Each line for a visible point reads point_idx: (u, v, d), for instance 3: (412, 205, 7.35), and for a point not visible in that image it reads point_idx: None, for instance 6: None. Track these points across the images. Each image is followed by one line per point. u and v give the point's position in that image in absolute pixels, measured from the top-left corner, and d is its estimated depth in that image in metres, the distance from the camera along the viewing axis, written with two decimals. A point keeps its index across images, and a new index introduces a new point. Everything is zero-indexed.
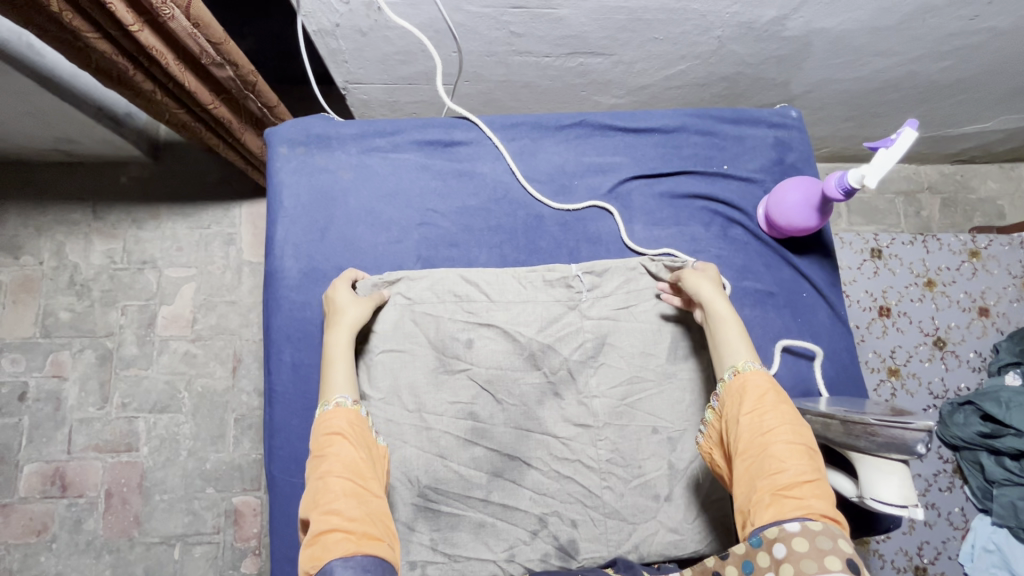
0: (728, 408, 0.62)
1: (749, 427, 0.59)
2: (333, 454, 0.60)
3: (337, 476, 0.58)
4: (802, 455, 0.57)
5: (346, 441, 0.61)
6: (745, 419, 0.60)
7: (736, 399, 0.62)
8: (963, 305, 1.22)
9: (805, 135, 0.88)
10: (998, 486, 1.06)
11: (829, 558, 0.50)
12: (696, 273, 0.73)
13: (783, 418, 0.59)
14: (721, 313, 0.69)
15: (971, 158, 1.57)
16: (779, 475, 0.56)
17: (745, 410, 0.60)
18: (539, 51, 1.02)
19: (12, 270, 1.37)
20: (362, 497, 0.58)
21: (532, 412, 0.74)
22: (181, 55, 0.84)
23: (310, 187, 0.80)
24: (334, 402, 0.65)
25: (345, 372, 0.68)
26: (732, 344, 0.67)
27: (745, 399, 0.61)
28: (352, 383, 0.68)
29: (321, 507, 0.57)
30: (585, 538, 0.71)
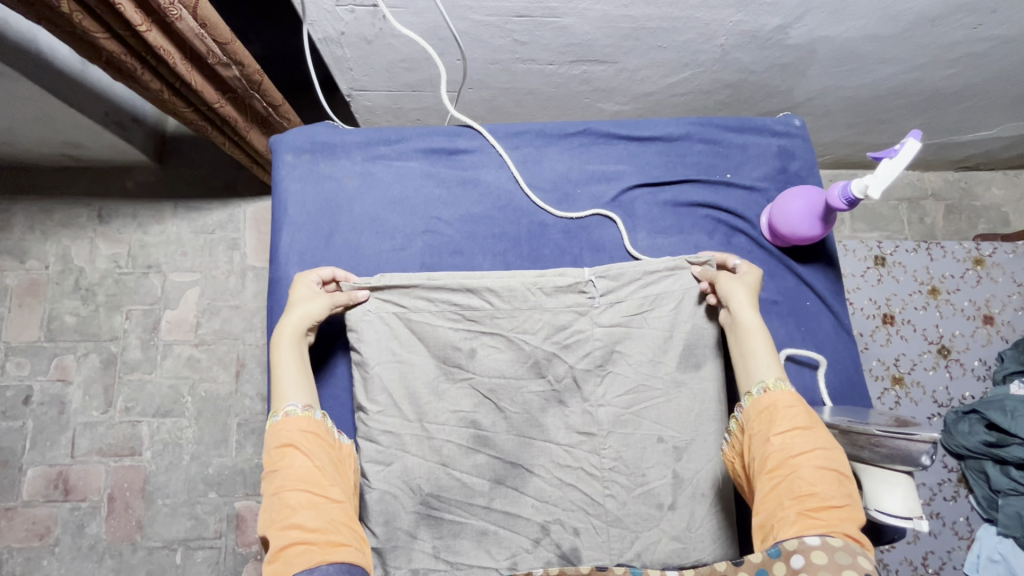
0: (757, 425, 0.62)
1: (779, 447, 0.59)
2: (287, 466, 0.60)
3: (294, 489, 0.58)
4: (833, 478, 0.57)
5: (299, 452, 0.61)
6: (774, 438, 0.60)
7: (765, 417, 0.62)
8: (967, 313, 1.22)
9: (809, 143, 0.88)
10: (1003, 495, 1.06)
11: (847, 573, 0.51)
12: (737, 280, 0.73)
13: (815, 441, 0.59)
14: (753, 325, 0.70)
15: (976, 164, 1.57)
16: (808, 495, 0.56)
17: (776, 430, 0.60)
18: (543, 59, 1.02)
19: (18, 274, 1.38)
20: (322, 505, 0.59)
21: (535, 419, 0.74)
22: (188, 54, 0.85)
23: (315, 194, 0.80)
24: (283, 412, 0.64)
25: (294, 379, 0.67)
26: (761, 359, 0.67)
27: (777, 419, 0.61)
28: (302, 389, 0.67)
29: (280, 523, 0.57)
30: (588, 546, 0.71)
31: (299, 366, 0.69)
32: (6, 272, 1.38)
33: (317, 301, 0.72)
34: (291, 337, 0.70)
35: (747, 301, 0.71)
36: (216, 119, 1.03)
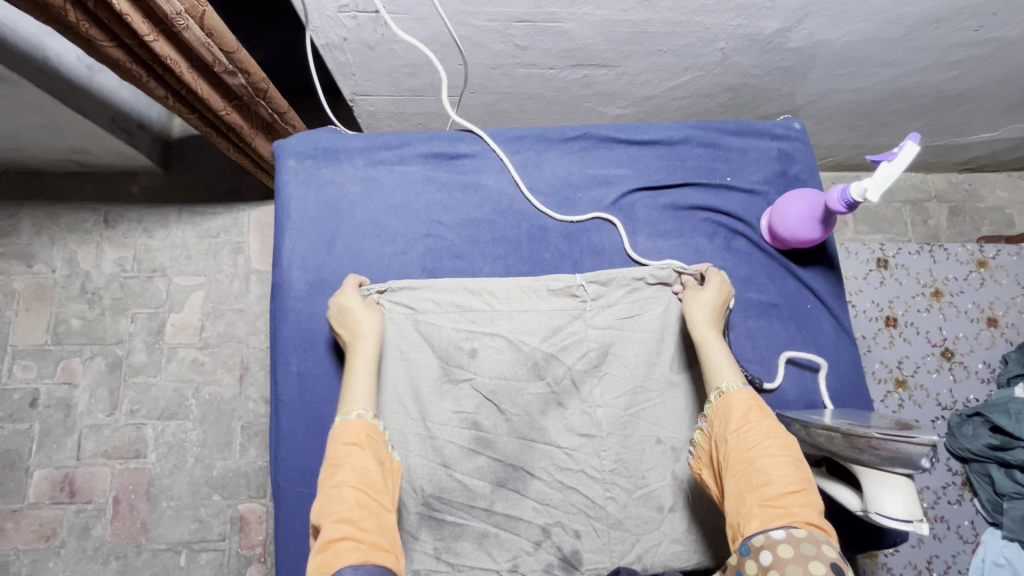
0: (718, 427, 0.64)
1: (738, 444, 0.60)
2: (352, 462, 0.60)
3: (353, 485, 0.58)
4: (790, 466, 0.57)
5: (363, 452, 0.61)
6: (733, 437, 0.61)
7: (724, 417, 0.63)
8: (970, 316, 1.21)
9: (809, 146, 0.88)
10: (1008, 499, 1.06)
11: (814, 563, 0.51)
12: (695, 294, 0.75)
13: (768, 432, 0.60)
14: (709, 334, 0.72)
15: (979, 166, 1.57)
16: (767, 488, 0.56)
17: (732, 427, 0.61)
18: (544, 63, 1.03)
19: (25, 278, 1.40)
20: (374, 509, 0.58)
21: (536, 421, 0.74)
22: (195, 63, 0.86)
23: (317, 200, 0.80)
24: (355, 413, 0.65)
25: (366, 382, 0.69)
26: (717, 366, 0.69)
27: (731, 417, 0.62)
28: (372, 394, 0.69)
29: (333, 516, 0.56)
30: (589, 548, 0.72)
31: (372, 372, 0.70)
32: (13, 276, 1.40)
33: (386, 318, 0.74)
34: (362, 340, 0.71)
35: (702, 313, 0.73)
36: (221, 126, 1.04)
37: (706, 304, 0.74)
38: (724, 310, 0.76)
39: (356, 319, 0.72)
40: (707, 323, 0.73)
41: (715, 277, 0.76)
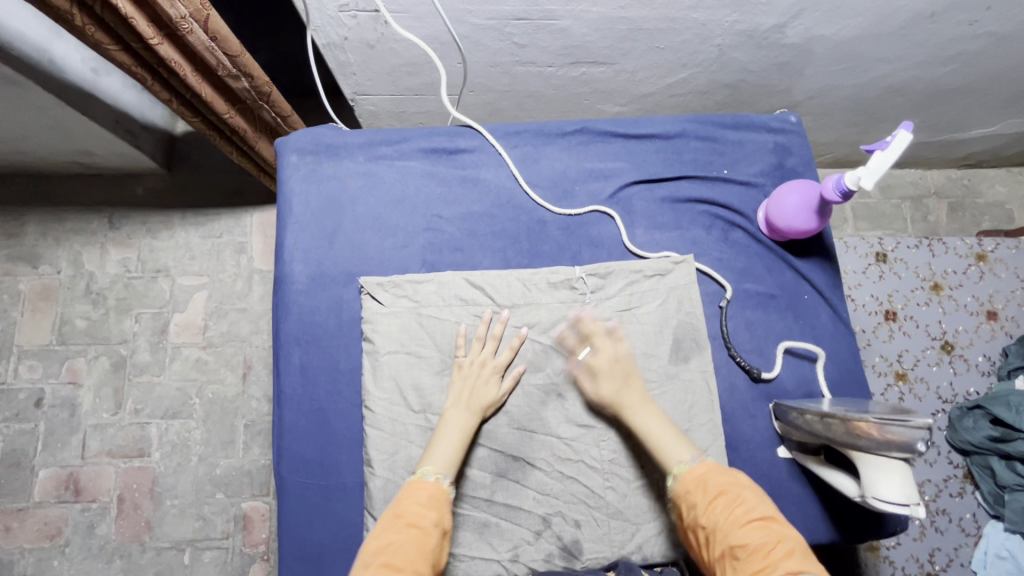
0: (685, 513, 0.63)
1: (711, 523, 0.60)
2: (414, 517, 0.61)
3: (408, 537, 0.59)
4: (760, 528, 0.57)
5: (428, 512, 0.62)
6: (704, 520, 0.61)
7: (687, 499, 0.63)
8: (970, 309, 1.22)
9: (805, 140, 0.89)
10: (1009, 491, 1.06)
11: None
12: (590, 381, 0.74)
13: (730, 501, 0.60)
14: (635, 416, 0.71)
15: (978, 162, 1.57)
16: (752, 562, 0.55)
17: (698, 513, 0.61)
18: (542, 61, 1.04)
19: (30, 279, 1.41)
20: (417, 570, 0.57)
21: (536, 412, 0.75)
22: (199, 67, 0.88)
23: (319, 194, 0.81)
24: (434, 473, 0.66)
25: (452, 445, 0.69)
26: (659, 446, 0.68)
27: (691, 500, 0.63)
28: (454, 460, 0.68)
29: (382, 559, 0.57)
30: (589, 538, 0.72)
31: (464, 440, 0.70)
32: (19, 277, 1.41)
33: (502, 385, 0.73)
34: (470, 405, 0.71)
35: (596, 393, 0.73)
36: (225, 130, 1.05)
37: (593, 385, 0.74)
38: (628, 377, 0.74)
39: (482, 388, 0.72)
40: (615, 397, 0.72)
41: (602, 357, 0.74)
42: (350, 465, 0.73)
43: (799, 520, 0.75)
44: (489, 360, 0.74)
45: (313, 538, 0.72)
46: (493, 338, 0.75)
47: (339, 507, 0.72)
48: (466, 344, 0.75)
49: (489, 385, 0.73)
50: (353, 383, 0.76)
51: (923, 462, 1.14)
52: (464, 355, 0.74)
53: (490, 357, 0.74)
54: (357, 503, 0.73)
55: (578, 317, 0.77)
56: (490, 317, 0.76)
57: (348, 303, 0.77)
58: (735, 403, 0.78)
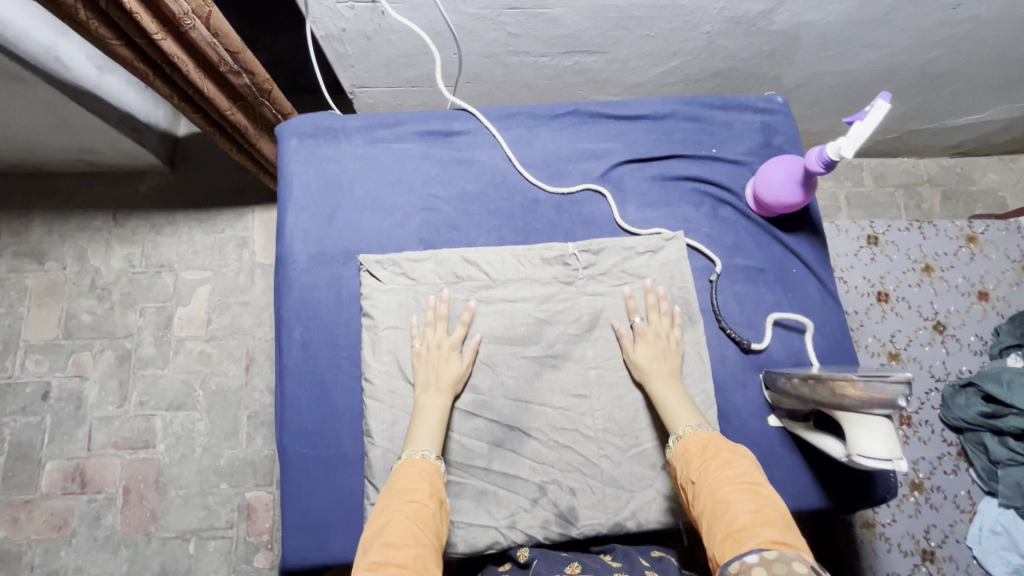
0: (680, 474, 0.67)
1: (703, 480, 0.63)
2: (408, 493, 0.63)
3: (403, 512, 0.61)
4: (746, 492, 0.59)
5: (420, 488, 0.64)
6: (697, 478, 0.64)
7: (685, 459, 0.67)
8: (962, 290, 1.23)
9: (792, 119, 0.91)
10: (1002, 466, 1.07)
11: (780, 566, 0.49)
12: (632, 346, 0.77)
13: (726, 465, 0.63)
14: (666, 387, 0.74)
15: (969, 149, 1.59)
16: (730, 517, 0.57)
17: (693, 469, 0.65)
18: (535, 51, 1.07)
19: (37, 275, 1.44)
20: (420, 542, 0.59)
21: (531, 384, 0.77)
22: (200, 63, 0.90)
23: (318, 175, 0.83)
24: (419, 453, 0.68)
25: (433, 424, 0.71)
26: (675, 411, 0.72)
27: (690, 459, 0.66)
28: (437, 435, 0.71)
29: (382, 539, 0.59)
30: (584, 505, 0.74)
31: (442, 418, 0.72)
32: (26, 273, 1.44)
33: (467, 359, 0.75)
34: (441, 386, 0.73)
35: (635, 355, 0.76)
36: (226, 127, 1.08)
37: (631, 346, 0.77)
38: (672, 353, 0.77)
39: (447, 368, 0.74)
40: (649, 364, 0.75)
41: (648, 331, 0.77)
42: (351, 437, 0.75)
43: (790, 487, 0.77)
44: (444, 338, 0.76)
45: (316, 508, 0.74)
46: (442, 317, 0.77)
47: (341, 478, 0.74)
48: (423, 332, 0.77)
49: (452, 361, 0.74)
50: (353, 358, 0.78)
51: (917, 440, 1.16)
52: (422, 342, 0.76)
53: (445, 335, 0.76)
54: (358, 473, 0.75)
55: (650, 289, 0.79)
56: (435, 302, 0.78)
57: (348, 281, 0.80)
58: (726, 373, 0.80)
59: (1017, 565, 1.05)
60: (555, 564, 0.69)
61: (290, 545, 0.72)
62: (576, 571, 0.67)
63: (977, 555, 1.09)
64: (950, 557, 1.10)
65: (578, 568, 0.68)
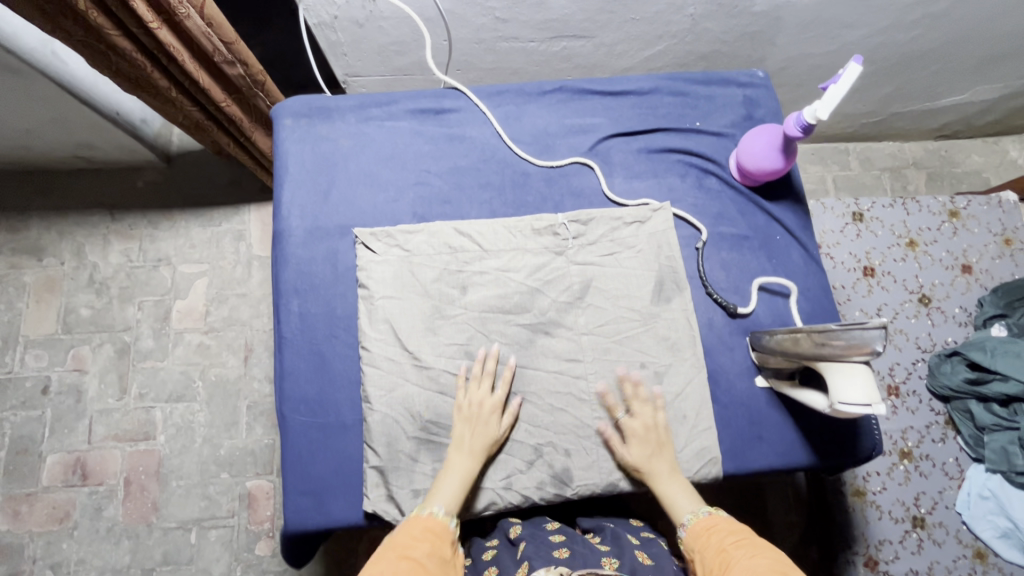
0: (706, 543, 0.67)
1: (734, 553, 0.63)
2: (408, 549, 0.64)
3: (397, 566, 0.62)
4: (780, 569, 0.60)
5: (421, 549, 0.65)
6: (731, 549, 0.64)
7: (714, 531, 0.67)
8: (946, 263, 1.26)
9: (773, 94, 0.94)
10: (988, 432, 1.10)
11: None
12: (621, 448, 0.75)
13: (764, 548, 0.63)
14: (662, 480, 0.73)
15: (953, 132, 1.63)
16: None
17: (728, 541, 0.65)
18: (524, 36, 1.09)
19: (35, 271, 1.45)
20: None
21: (524, 349, 0.79)
22: (195, 54, 0.92)
23: (313, 153, 0.85)
24: (430, 508, 0.69)
25: (455, 485, 0.71)
26: (677, 500, 0.72)
27: (724, 533, 0.66)
28: (456, 498, 0.70)
29: None
30: (579, 466, 0.76)
31: (466, 482, 0.71)
32: (24, 270, 1.45)
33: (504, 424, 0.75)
34: (474, 449, 0.73)
35: (629, 457, 0.74)
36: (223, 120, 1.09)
37: (623, 448, 0.75)
38: (664, 446, 0.75)
39: (483, 428, 0.74)
40: (644, 463, 0.74)
41: (635, 430, 0.75)
42: (349, 404, 0.77)
43: (778, 445, 0.79)
44: (487, 398, 0.75)
45: (316, 473, 0.75)
46: (486, 374, 0.76)
47: (341, 444, 0.76)
48: (466, 385, 0.76)
49: (490, 425, 0.74)
50: (350, 328, 0.80)
51: (905, 410, 1.18)
52: (463, 396, 0.75)
53: (488, 394, 0.75)
54: (357, 440, 0.77)
55: (625, 376, 0.78)
56: (482, 355, 0.77)
57: (344, 254, 0.82)
58: (713, 337, 0.82)
59: (1004, 528, 1.09)
60: (542, 548, 0.70)
61: (292, 509, 0.74)
62: (564, 556, 0.68)
63: (967, 520, 1.11)
64: (941, 523, 1.12)
65: (566, 553, 0.69)
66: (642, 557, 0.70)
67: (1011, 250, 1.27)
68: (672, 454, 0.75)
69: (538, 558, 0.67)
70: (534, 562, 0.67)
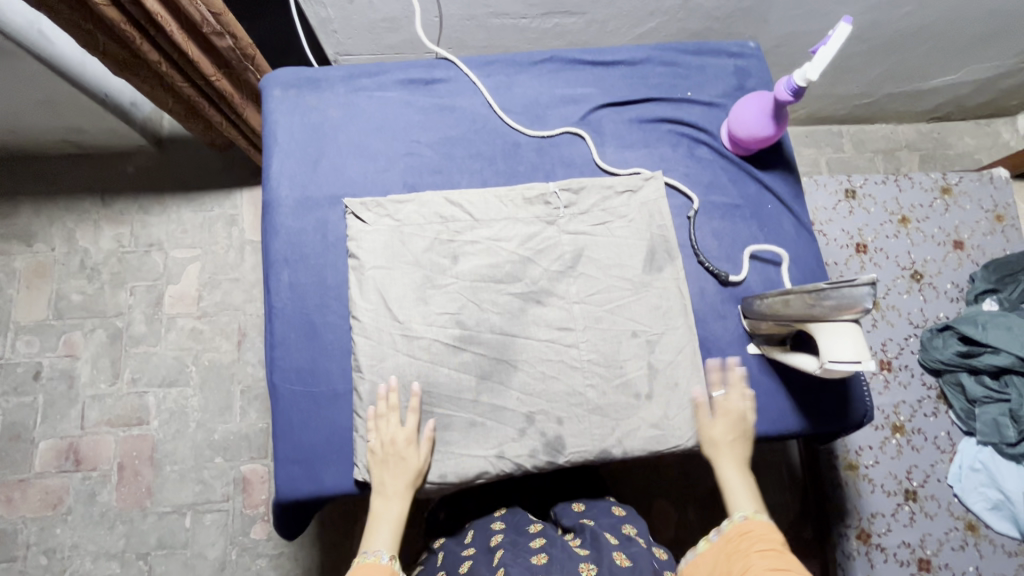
0: (736, 546, 0.68)
1: (756, 559, 0.65)
2: None
3: None
4: None
5: None
6: (757, 558, 0.65)
7: (743, 537, 0.69)
8: (938, 240, 1.26)
9: (764, 64, 0.94)
10: (980, 405, 1.11)
11: None
12: (707, 417, 0.76)
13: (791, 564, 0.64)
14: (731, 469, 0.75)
15: (946, 114, 1.63)
16: None
17: (757, 549, 0.67)
18: (515, 12, 1.08)
19: (26, 257, 1.44)
20: None
21: (516, 319, 0.79)
22: (183, 24, 0.91)
23: (302, 124, 0.85)
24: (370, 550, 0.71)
25: (390, 524, 0.72)
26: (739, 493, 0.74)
27: (755, 541, 0.68)
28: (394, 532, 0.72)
29: None
30: (571, 433, 0.76)
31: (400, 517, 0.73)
32: (14, 256, 1.44)
33: (422, 452, 0.73)
34: (398, 489, 0.72)
35: (710, 436, 0.76)
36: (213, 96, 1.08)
37: (709, 427, 0.76)
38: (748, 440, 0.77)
39: (402, 462, 0.72)
40: (722, 442, 0.75)
41: (725, 407, 0.77)
42: (340, 373, 0.77)
43: (770, 412, 0.79)
44: (398, 433, 0.73)
45: (307, 441, 0.75)
46: (394, 408, 0.74)
47: (332, 412, 0.76)
48: (376, 423, 0.74)
49: (409, 458, 0.73)
50: (340, 298, 0.79)
51: (898, 384, 1.18)
52: (376, 435, 0.74)
53: (399, 428, 0.73)
54: (348, 408, 0.76)
55: (728, 364, 0.80)
56: (384, 391, 0.75)
57: (333, 225, 0.81)
58: (705, 305, 0.82)
59: (995, 500, 1.10)
60: (520, 557, 0.72)
61: (283, 477, 0.74)
62: (542, 561, 0.71)
63: (958, 493, 1.12)
64: (933, 496, 1.13)
65: (544, 558, 0.72)
66: (619, 560, 0.70)
67: (1002, 226, 1.28)
68: (748, 446, 0.77)
69: (516, 566, 0.70)
70: (511, 568, 0.69)
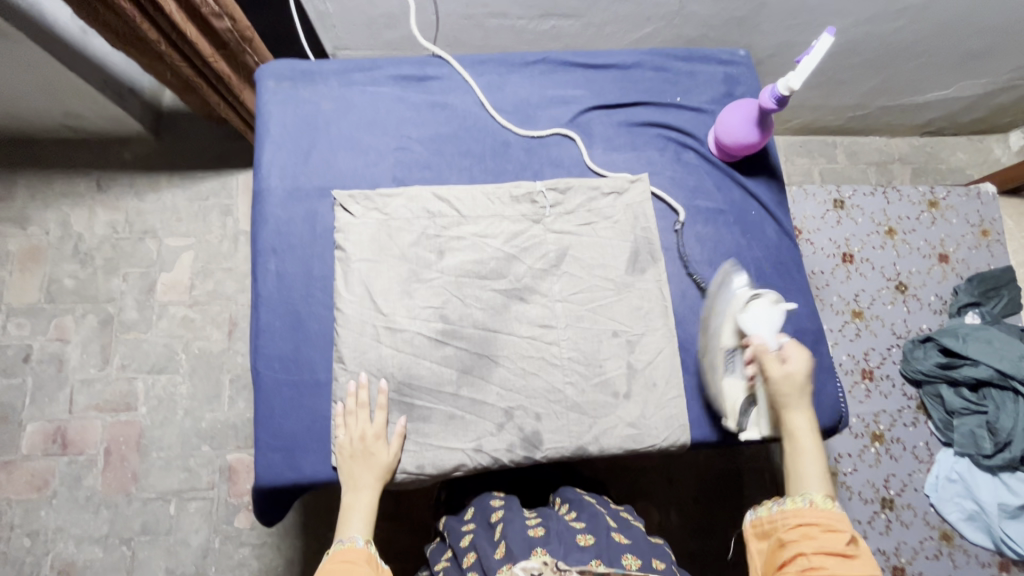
0: (794, 531, 0.65)
1: (813, 560, 0.62)
2: None
3: None
4: None
5: None
6: (814, 558, 0.62)
7: (803, 531, 0.64)
8: (923, 252, 1.28)
9: (754, 72, 0.95)
10: (958, 416, 1.12)
11: None
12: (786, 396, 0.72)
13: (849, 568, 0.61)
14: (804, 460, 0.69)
15: (939, 129, 1.64)
16: None
17: (817, 548, 0.63)
18: (513, 13, 1.09)
19: (20, 240, 1.45)
20: None
21: (498, 314, 0.80)
22: (182, 5, 0.92)
23: (294, 116, 0.86)
24: (345, 538, 0.72)
25: (361, 516, 0.73)
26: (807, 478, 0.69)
27: (816, 538, 0.63)
28: (368, 522, 0.73)
29: None
30: (549, 429, 0.77)
31: (371, 510, 0.73)
32: (8, 238, 1.44)
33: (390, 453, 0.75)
34: (366, 482, 0.73)
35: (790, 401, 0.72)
36: (211, 77, 1.09)
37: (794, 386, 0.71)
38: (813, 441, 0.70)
39: (373, 458, 0.74)
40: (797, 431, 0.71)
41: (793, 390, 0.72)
42: (323, 362, 0.78)
43: None
44: (368, 428, 0.74)
45: (288, 429, 0.76)
46: (363, 404, 0.75)
47: (315, 401, 0.77)
48: (345, 420, 0.75)
49: (379, 453, 0.74)
50: (326, 288, 0.80)
51: (878, 394, 1.19)
52: (346, 431, 0.75)
53: (368, 424, 0.75)
54: (328, 398, 0.77)
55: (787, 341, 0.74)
56: (354, 387, 0.76)
57: (322, 216, 0.82)
58: (686, 308, 0.84)
59: (970, 511, 1.11)
60: (519, 525, 0.73)
61: (262, 464, 0.75)
62: (538, 535, 0.71)
63: (934, 502, 1.13)
64: (909, 505, 1.14)
65: (541, 532, 0.72)
66: (618, 537, 0.72)
67: (988, 241, 1.29)
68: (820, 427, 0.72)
69: (514, 538, 0.70)
70: (511, 541, 0.70)
